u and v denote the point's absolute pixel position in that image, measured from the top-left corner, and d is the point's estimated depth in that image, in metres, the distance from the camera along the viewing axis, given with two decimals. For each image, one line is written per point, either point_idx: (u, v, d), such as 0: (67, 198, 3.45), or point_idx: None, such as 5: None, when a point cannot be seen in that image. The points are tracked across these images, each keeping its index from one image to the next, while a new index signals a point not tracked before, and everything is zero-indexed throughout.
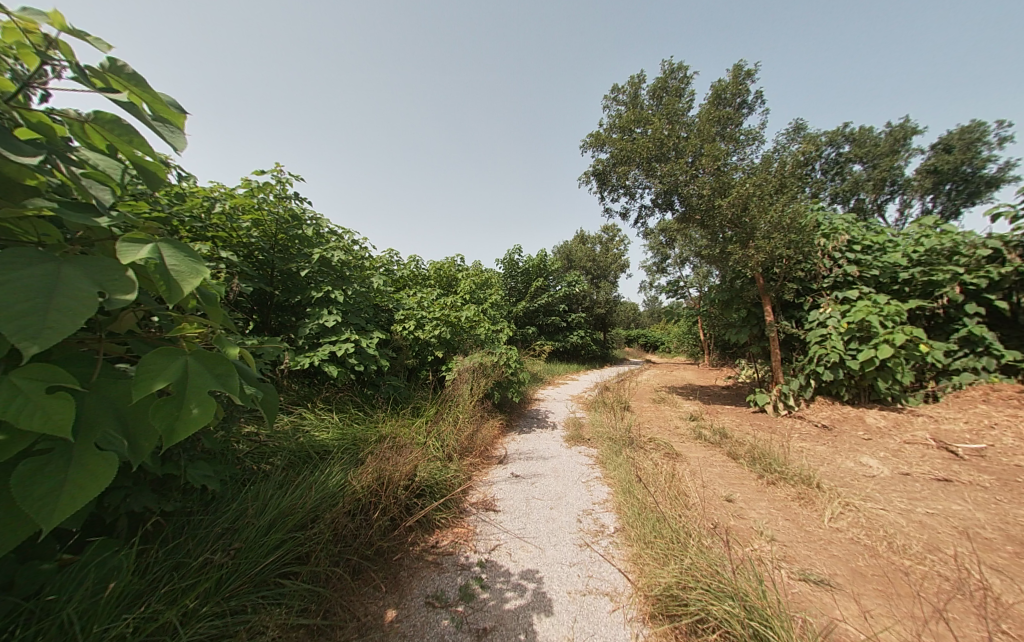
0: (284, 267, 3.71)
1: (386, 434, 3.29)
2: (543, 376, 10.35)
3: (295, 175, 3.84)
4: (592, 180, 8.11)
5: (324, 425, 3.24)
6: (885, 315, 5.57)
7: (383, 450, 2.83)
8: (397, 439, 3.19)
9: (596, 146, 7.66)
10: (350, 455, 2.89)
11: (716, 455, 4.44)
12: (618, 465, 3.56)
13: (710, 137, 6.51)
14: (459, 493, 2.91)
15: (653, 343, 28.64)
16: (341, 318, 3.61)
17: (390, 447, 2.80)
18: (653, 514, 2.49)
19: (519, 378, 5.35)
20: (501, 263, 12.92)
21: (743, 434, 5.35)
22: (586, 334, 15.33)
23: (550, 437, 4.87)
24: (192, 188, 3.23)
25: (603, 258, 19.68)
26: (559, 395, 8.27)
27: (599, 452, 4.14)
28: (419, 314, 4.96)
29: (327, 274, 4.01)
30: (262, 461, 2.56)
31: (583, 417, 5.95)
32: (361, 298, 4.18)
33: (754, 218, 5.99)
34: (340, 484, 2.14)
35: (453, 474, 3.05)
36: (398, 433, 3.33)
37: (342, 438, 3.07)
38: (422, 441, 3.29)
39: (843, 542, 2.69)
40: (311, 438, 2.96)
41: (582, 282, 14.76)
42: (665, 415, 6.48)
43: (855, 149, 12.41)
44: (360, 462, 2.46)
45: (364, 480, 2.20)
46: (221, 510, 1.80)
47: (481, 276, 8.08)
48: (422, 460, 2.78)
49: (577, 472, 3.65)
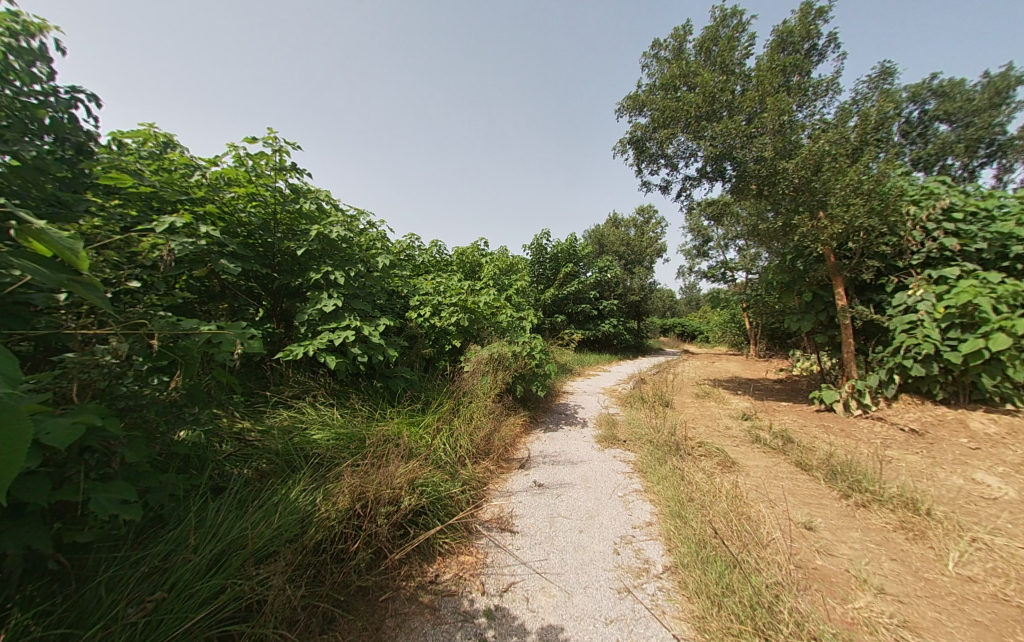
0: (280, 245, 3.35)
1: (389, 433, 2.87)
2: (573, 367, 9.75)
3: (293, 144, 3.45)
4: (629, 150, 7.28)
5: (320, 425, 2.85)
6: (999, 297, 4.50)
7: (376, 457, 2.40)
8: (399, 440, 2.75)
9: (633, 110, 6.81)
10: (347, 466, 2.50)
11: (781, 465, 3.71)
12: (663, 476, 2.96)
13: (772, 89, 5.52)
14: (469, 509, 2.43)
15: (691, 332, 27.21)
16: (340, 303, 3.20)
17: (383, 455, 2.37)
18: (716, 556, 1.90)
19: (546, 370, 4.81)
20: (529, 249, 12.32)
21: (811, 439, 4.53)
22: (619, 323, 14.47)
23: (580, 437, 4.32)
24: (171, 156, 2.94)
25: (638, 242, 18.53)
26: (590, 387, 7.66)
27: (638, 458, 3.53)
28: (434, 299, 4.51)
29: (330, 254, 3.62)
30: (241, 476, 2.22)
31: (618, 413, 5.33)
32: (368, 281, 3.76)
33: (828, 183, 5.03)
34: (310, 508, 1.71)
35: (461, 485, 2.57)
36: (401, 434, 2.89)
37: (337, 440, 2.66)
38: (427, 445, 2.84)
39: (983, 600, 1.96)
40: (305, 440, 2.59)
41: (615, 268, 13.87)
42: (712, 414, 5.71)
43: (943, 105, 10.59)
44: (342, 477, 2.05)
45: (339, 503, 1.76)
46: (157, 538, 1.47)
47: (506, 261, 7.57)
48: (422, 470, 2.32)
49: (612, 482, 3.09)
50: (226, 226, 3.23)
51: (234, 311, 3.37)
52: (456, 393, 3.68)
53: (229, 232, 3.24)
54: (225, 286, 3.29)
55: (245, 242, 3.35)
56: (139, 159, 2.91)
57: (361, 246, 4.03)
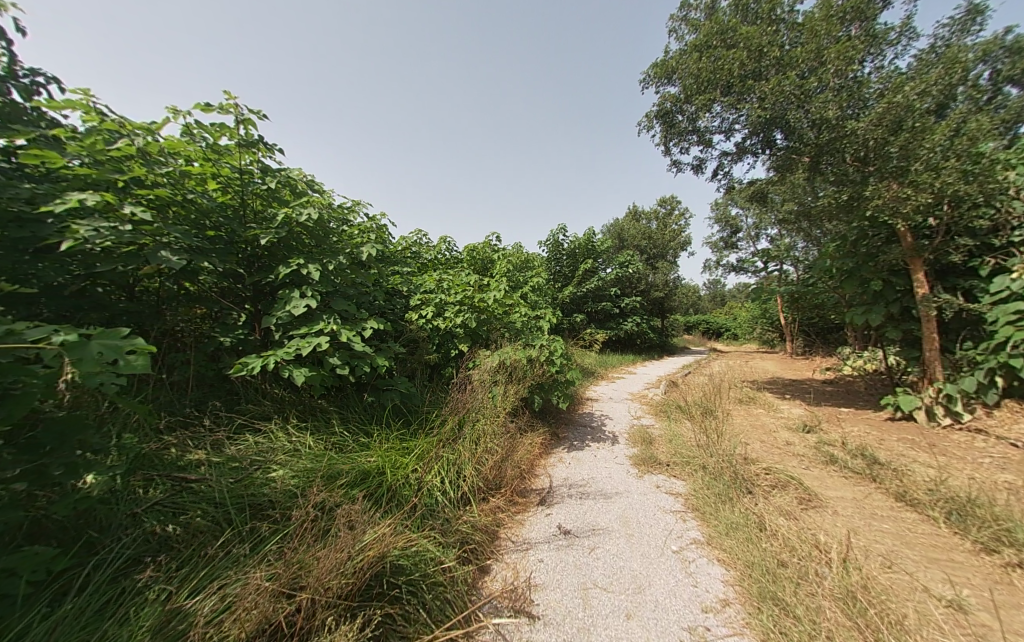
0: (242, 233, 2.76)
1: (370, 465, 2.22)
2: (596, 370, 8.99)
3: (260, 112, 2.86)
4: (656, 125, 6.49)
5: (286, 460, 2.28)
6: None
7: (341, 516, 1.77)
8: (381, 483, 2.14)
9: (661, 79, 6.00)
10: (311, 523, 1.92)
11: (877, 503, 2.88)
12: (733, 527, 2.21)
13: (831, 39, 4.63)
14: (468, 589, 1.79)
15: (716, 330, 25.88)
16: (312, 301, 2.57)
17: (349, 515, 1.73)
18: None
19: (568, 377, 4.11)
20: (545, 244, 11.60)
21: (900, 459, 3.67)
22: (644, 320, 13.57)
23: (612, 458, 3.61)
24: (103, 123, 2.41)
25: (660, 235, 17.52)
26: (616, 392, 6.93)
27: (690, 491, 2.79)
28: (436, 297, 3.90)
29: (306, 245, 3.02)
30: (165, 541, 1.72)
31: (654, 426, 4.60)
32: (355, 275, 3.13)
33: (908, 146, 4.16)
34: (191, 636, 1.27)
35: (456, 554, 1.92)
36: (385, 468, 2.23)
37: (301, 480, 2.07)
38: (417, 487, 2.21)
39: None
40: (260, 482, 2.03)
41: (637, 262, 13.01)
42: (764, 424, 4.91)
43: (1017, 63, 9.20)
44: (280, 573, 1.44)
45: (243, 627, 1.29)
46: None
47: (520, 256, 6.93)
48: (396, 538, 1.71)
49: (661, 527, 2.37)
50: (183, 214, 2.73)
51: (218, 318, 3.03)
52: (455, 403, 2.94)
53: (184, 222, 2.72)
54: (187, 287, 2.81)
55: (209, 235, 2.82)
56: (71, 134, 2.42)
57: (348, 236, 3.43)
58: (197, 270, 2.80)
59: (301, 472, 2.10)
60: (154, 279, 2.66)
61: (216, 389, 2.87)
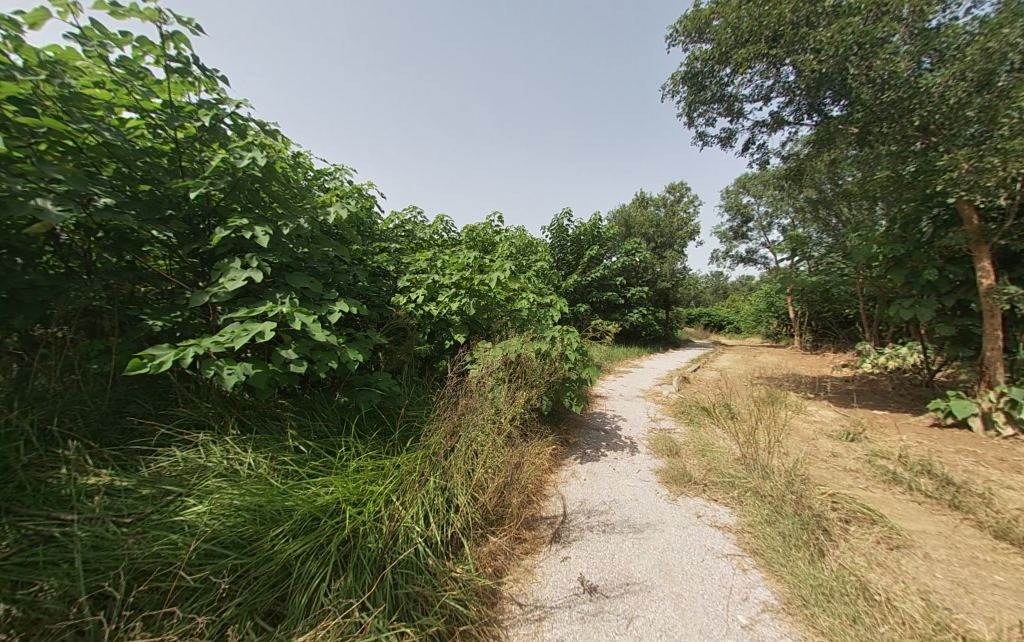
0: (168, 183, 2.07)
1: (321, 507, 1.60)
2: (602, 363, 8.39)
3: (193, 22, 2.13)
4: (680, 88, 5.78)
5: (205, 493, 1.68)
6: None
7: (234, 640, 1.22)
8: (330, 539, 1.53)
9: (688, 36, 5.26)
10: (247, 598, 1.37)
11: (973, 543, 2.31)
12: (826, 595, 1.62)
13: None
14: None
15: (718, 323, 25.36)
16: (256, 274, 1.90)
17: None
18: None
19: (582, 375, 3.49)
20: (548, 229, 10.88)
21: (975, 480, 3.10)
22: (650, 312, 12.94)
23: (635, 472, 3.02)
24: None
25: (668, 223, 16.77)
26: (626, 389, 6.35)
27: (745, 526, 2.20)
28: (427, 278, 3.27)
29: (258, 204, 2.32)
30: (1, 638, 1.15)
31: (677, 431, 4.01)
32: (324, 245, 2.46)
33: (993, 107, 3.51)
34: None
35: None
36: (340, 512, 1.62)
37: (235, 528, 1.47)
38: (395, 535, 1.63)
39: None
40: (176, 531, 1.45)
41: (644, 251, 12.35)
42: (800, 431, 4.33)
43: None
44: None
45: None
46: None
47: (523, 240, 6.28)
48: None
49: (717, 586, 1.78)
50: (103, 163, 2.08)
51: (152, 297, 2.37)
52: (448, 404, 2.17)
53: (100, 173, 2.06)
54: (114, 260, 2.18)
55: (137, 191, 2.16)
56: None
57: (319, 198, 2.76)
58: (121, 231, 2.14)
59: (236, 515, 1.49)
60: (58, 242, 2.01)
61: (148, 386, 2.24)
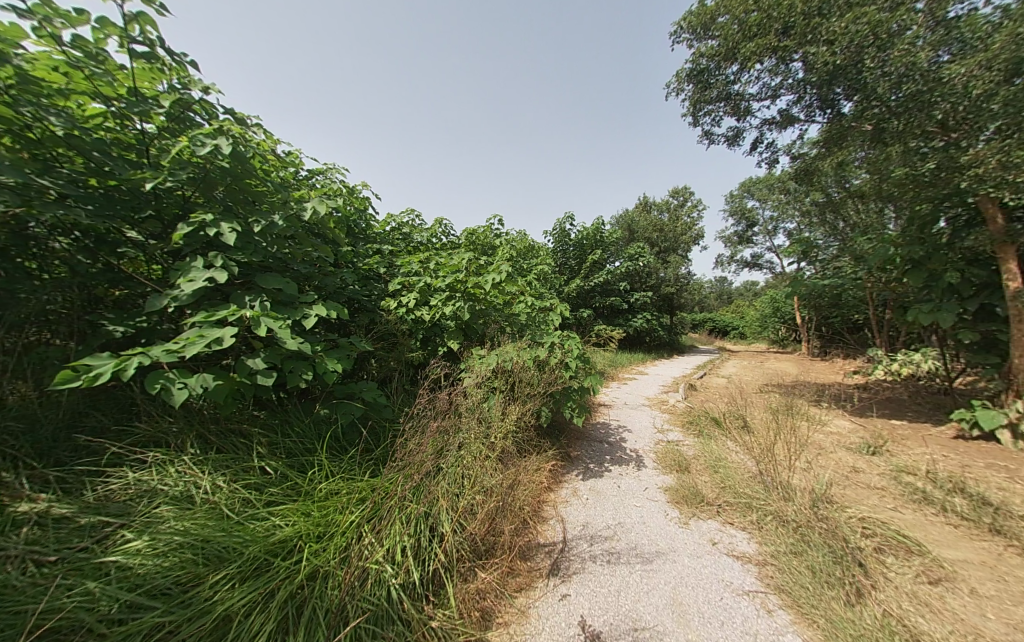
0: (128, 175, 1.90)
1: (278, 547, 1.41)
2: (606, 370, 8.15)
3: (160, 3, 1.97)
4: (684, 87, 5.63)
5: (142, 527, 1.45)
6: None
7: None
8: (278, 587, 1.35)
9: (692, 34, 5.12)
10: None
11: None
12: None
13: None
14: None
15: (723, 328, 25.01)
16: (219, 274, 1.71)
17: None
18: None
19: (584, 384, 3.26)
20: (551, 234, 10.72)
21: (1013, 500, 2.84)
22: (654, 317, 12.70)
23: (642, 490, 2.79)
24: None
25: (671, 227, 16.58)
26: (631, 397, 6.11)
27: (767, 557, 1.96)
28: (419, 280, 3.08)
29: (233, 198, 2.15)
30: None
31: (686, 443, 3.77)
32: (304, 244, 2.28)
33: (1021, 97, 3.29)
34: None
35: None
36: (296, 550, 1.44)
37: (168, 576, 1.30)
38: (362, 579, 1.43)
39: None
40: (102, 578, 1.28)
41: (648, 255, 12.16)
42: (818, 444, 4.07)
43: None
44: None
45: None
46: None
47: (524, 243, 6.10)
48: None
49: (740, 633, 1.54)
50: (59, 155, 1.93)
51: (121, 303, 2.20)
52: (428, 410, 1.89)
53: (58, 165, 1.90)
54: (81, 262, 2.01)
55: (97, 186, 2.00)
56: None
57: (300, 195, 2.58)
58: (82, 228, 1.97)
59: (170, 560, 1.32)
60: (12, 240, 1.84)
61: (108, 399, 2.05)
